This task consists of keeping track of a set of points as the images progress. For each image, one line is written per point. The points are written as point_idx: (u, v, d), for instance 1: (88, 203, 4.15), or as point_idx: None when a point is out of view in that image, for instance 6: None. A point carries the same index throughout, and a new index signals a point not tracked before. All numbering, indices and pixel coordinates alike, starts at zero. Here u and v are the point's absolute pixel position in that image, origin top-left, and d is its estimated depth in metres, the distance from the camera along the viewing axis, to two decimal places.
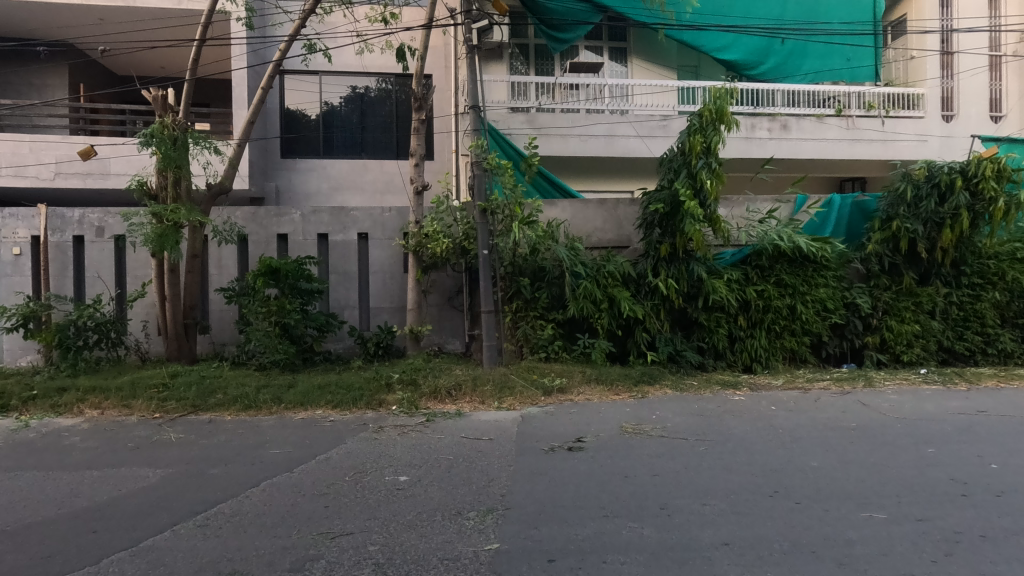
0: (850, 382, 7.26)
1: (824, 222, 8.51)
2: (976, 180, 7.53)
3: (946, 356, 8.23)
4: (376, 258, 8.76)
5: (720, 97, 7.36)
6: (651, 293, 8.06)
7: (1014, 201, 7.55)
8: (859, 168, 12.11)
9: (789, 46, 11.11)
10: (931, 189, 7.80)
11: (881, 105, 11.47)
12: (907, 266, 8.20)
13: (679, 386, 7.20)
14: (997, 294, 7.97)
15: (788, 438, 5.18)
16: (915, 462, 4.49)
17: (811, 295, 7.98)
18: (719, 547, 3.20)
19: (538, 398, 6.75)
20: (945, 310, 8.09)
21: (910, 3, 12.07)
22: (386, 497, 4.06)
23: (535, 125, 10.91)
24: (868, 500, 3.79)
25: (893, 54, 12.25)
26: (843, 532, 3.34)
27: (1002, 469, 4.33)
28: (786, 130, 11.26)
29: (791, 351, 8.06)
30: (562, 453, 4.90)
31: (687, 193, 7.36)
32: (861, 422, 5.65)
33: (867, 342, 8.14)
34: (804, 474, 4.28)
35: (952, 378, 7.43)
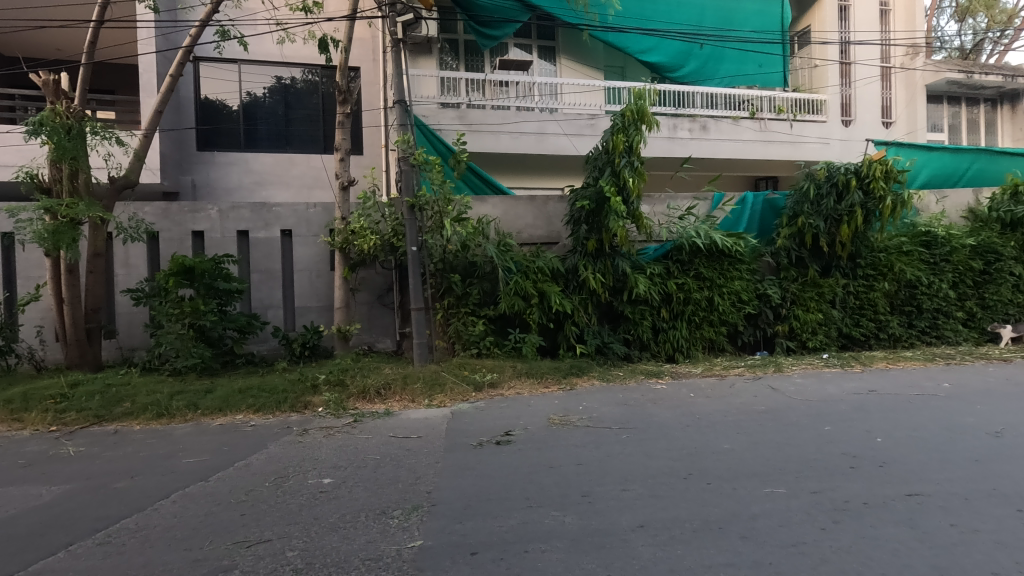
0: (762, 368, 7.79)
1: (738, 218, 9.08)
2: (868, 180, 8.23)
3: (845, 342, 8.98)
4: (301, 256, 8.45)
5: (641, 98, 7.66)
6: (579, 287, 8.28)
7: (900, 199, 8.33)
8: (771, 168, 12.95)
9: (708, 51, 11.67)
10: (830, 188, 8.46)
11: (790, 109, 12.32)
12: (812, 259, 8.86)
13: (606, 377, 7.46)
14: (887, 284, 8.77)
15: (704, 423, 5.49)
16: (814, 440, 4.88)
17: (727, 287, 8.47)
18: (636, 529, 3.36)
19: (470, 394, 6.77)
20: (844, 299, 8.82)
21: (813, 14, 13.02)
22: (308, 500, 3.96)
23: (466, 120, 10.86)
24: (771, 476, 4.09)
25: (800, 62, 13.19)
26: (748, 508, 3.59)
27: (886, 442, 4.79)
28: (705, 131, 11.86)
29: (710, 340, 8.53)
30: (490, 448, 4.96)
31: (611, 190, 7.61)
32: (770, 405, 6.07)
33: (777, 331, 8.76)
34: (716, 456, 4.56)
35: (850, 362, 8.13)
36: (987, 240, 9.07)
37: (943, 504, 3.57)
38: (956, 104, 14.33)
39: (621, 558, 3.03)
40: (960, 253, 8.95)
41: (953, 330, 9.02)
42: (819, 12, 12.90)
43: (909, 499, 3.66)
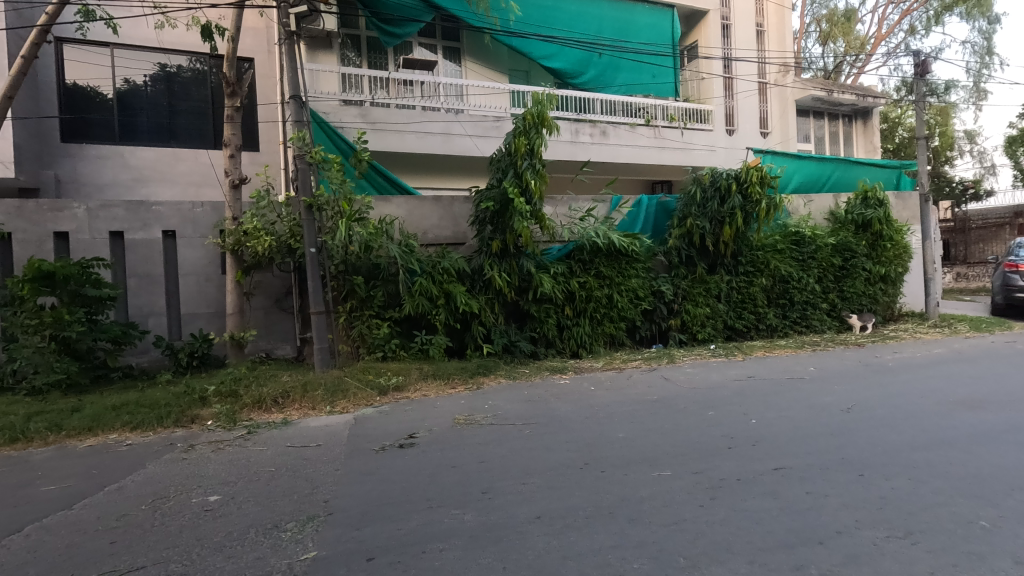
0: (657, 360, 8.30)
1: (634, 220, 9.64)
2: (746, 185, 9.01)
3: (731, 333, 9.78)
4: (186, 258, 7.84)
5: (540, 102, 7.89)
6: (485, 287, 8.36)
7: (773, 203, 9.19)
8: (665, 172, 13.84)
9: (606, 60, 12.25)
10: (714, 192, 9.18)
11: (680, 118, 13.19)
12: (700, 257, 9.56)
13: (512, 375, 7.60)
14: (764, 280, 9.67)
15: (602, 414, 5.76)
16: (700, 424, 5.28)
17: (625, 285, 8.93)
18: (532, 520, 3.46)
19: (374, 399, 6.62)
20: (728, 294, 9.60)
21: (699, 31, 14.00)
22: (190, 520, 3.69)
23: (368, 119, 10.57)
24: (660, 460, 4.39)
25: (689, 75, 14.13)
26: (637, 492, 3.82)
27: (759, 422, 5.29)
28: (605, 137, 12.42)
29: (610, 335, 8.94)
30: (393, 451, 4.88)
31: (514, 191, 7.76)
32: (661, 395, 6.49)
33: (671, 325, 9.37)
34: (611, 444, 4.80)
35: (733, 351, 8.88)
36: (844, 240, 10.26)
37: (801, 474, 4.02)
38: (820, 118, 16.06)
39: (517, 550, 3.11)
40: (823, 251, 10.05)
41: (819, 320, 10.10)
42: (705, 29, 13.88)
43: (775, 472, 4.07)
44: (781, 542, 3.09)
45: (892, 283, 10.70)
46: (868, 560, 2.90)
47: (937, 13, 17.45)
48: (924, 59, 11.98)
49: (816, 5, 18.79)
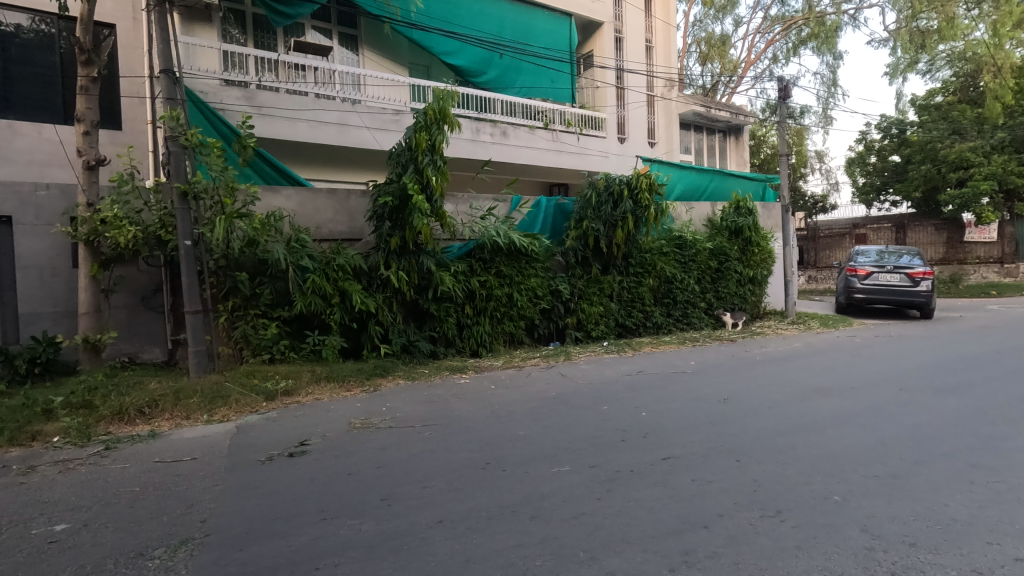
0: (554, 358, 8.52)
1: (533, 220, 9.85)
2: (637, 191, 9.55)
3: (622, 330, 10.31)
4: (27, 249, 6.74)
5: (443, 98, 7.77)
6: (383, 285, 8.09)
7: (660, 208, 9.83)
8: (562, 175, 14.27)
9: (507, 61, 12.43)
10: (608, 196, 9.63)
11: (576, 123, 13.68)
12: (595, 258, 9.96)
13: (411, 375, 7.42)
14: (652, 280, 10.32)
15: (502, 413, 5.78)
16: (595, 419, 5.49)
17: (524, 284, 9.08)
18: (434, 525, 3.37)
19: (260, 405, 6.12)
20: (620, 294, 10.12)
21: (594, 41, 14.61)
22: (30, 556, 3.15)
23: (254, 103, 9.78)
24: (558, 456, 4.49)
25: (585, 82, 14.63)
26: (538, 488, 3.87)
27: (648, 415, 5.61)
28: (505, 137, 12.54)
29: (510, 333, 9.05)
30: (282, 461, 4.53)
31: (414, 187, 7.57)
32: (559, 391, 6.66)
33: (567, 323, 9.69)
34: (511, 443, 4.84)
35: (624, 347, 9.37)
36: (719, 245, 11.24)
37: (686, 462, 4.31)
38: (700, 132, 17.44)
39: (418, 558, 3.01)
40: (702, 254, 10.92)
41: (699, 318, 10.96)
42: (599, 40, 14.51)
43: (664, 462, 4.32)
44: (671, 529, 3.28)
45: (759, 285, 11.89)
46: (746, 539, 3.16)
47: (795, 45, 19.70)
48: (786, 84, 13.43)
49: (696, 28, 20.40)
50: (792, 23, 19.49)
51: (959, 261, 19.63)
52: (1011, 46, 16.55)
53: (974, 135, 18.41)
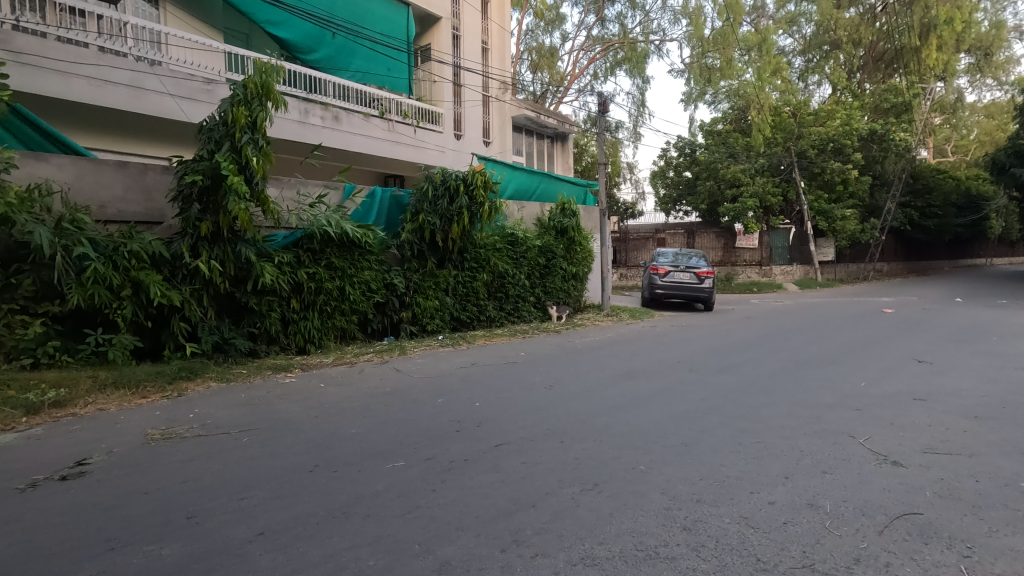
0: (388, 353, 8.34)
1: (367, 211, 9.53)
2: (473, 187, 9.75)
3: (457, 324, 10.47)
4: None
5: (266, 72, 7.09)
6: (190, 277, 7.12)
7: (494, 205, 10.16)
8: (398, 166, 13.97)
9: (339, 42, 11.79)
10: (445, 190, 9.70)
11: (413, 116, 13.52)
12: (431, 252, 9.93)
13: (225, 376, 6.66)
14: (486, 274, 10.63)
15: (332, 412, 5.48)
16: (430, 412, 5.49)
17: (357, 277, 8.70)
18: (254, 539, 3.07)
19: (20, 422, 4.99)
20: (455, 287, 10.25)
21: (431, 34, 14.49)
22: None
23: (9, 47, 7.86)
24: (393, 452, 4.41)
25: (422, 74, 14.50)
26: (372, 486, 3.76)
27: (482, 405, 5.78)
28: (337, 122, 11.88)
29: (341, 329, 8.62)
30: (51, 487, 3.73)
31: (230, 166, 6.77)
32: (393, 386, 6.51)
33: (402, 317, 9.55)
34: (343, 442, 4.62)
35: (459, 341, 9.51)
36: (547, 243, 12.00)
37: (517, 447, 4.54)
38: (530, 135, 18.40)
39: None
40: (531, 251, 11.56)
41: (528, 310, 11.59)
42: (437, 34, 14.44)
43: (496, 449, 4.50)
44: (503, 511, 3.44)
45: (580, 280, 12.98)
46: (568, 513, 3.44)
47: (612, 66, 21.81)
48: (604, 99, 14.83)
49: (528, 37, 21.48)
50: (610, 46, 21.55)
51: (731, 263, 23.62)
52: (770, 90, 20.38)
53: (743, 159, 22.41)
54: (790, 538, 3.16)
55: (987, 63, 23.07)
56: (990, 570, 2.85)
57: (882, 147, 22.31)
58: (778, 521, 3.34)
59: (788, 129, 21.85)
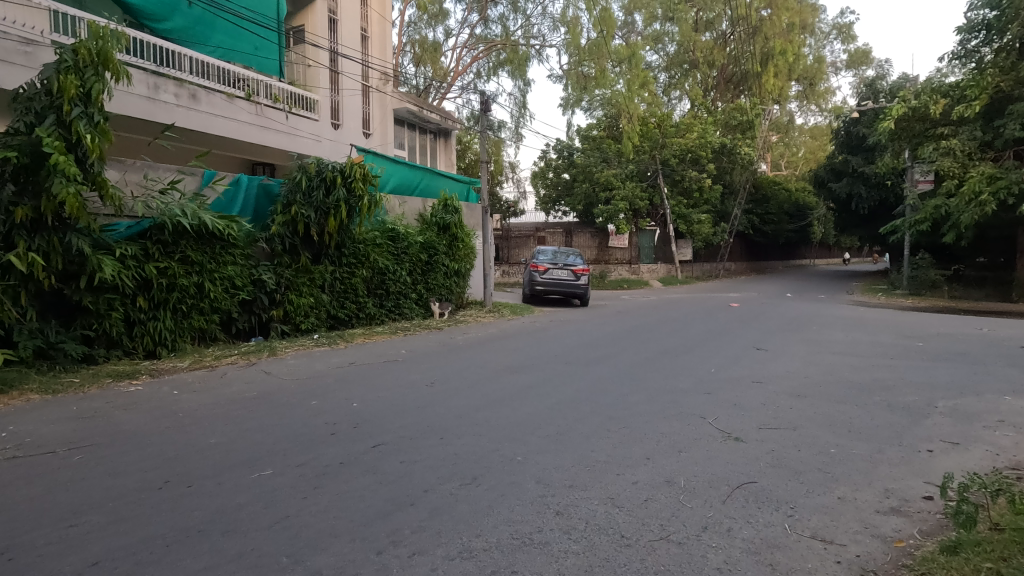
0: (256, 354, 7.74)
1: (231, 201, 8.79)
2: (350, 180, 9.35)
3: (333, 322, 9.99)
4: None
5: (102, 38, 6.21)
6: (4, 272, 6.06)
7: (374, 199, 9.81)
8: (266, 153, 12.98)
9: (197, 13, 10.65)
10: (320, 182, 9.21)
11: (284, 100, 12.62)
12: (304, 247, 9.37)
13: (51, 387, 5.74)
14: (365, 271, 10.24)
15: (188, 421, 4.96)
16: (302, 416, 5.19)
17: (219, 272, 7.95)
18: (86, 570, 2.70)
19: None
20: (331, 284, 9.77)
21: (305, 15, 13.62)
22: None
23: None
24: (259, 460, 4.10)
25: (295, 57, 13.63)
26: (233, 499, 3.47)
27: (360, 405, 5.58)
28: (195, 101, 10.78)
29: (200, 330, 7.84)
30: None
31: (55, 143, 5.85)
32: (262, 390, 6.06)
33: (272, 316, 8.92)
34: (200, 453, 4.20)
35: (336, 340, 9.10)
36: (429, 239, 11.84)
37: (395, 447, 4.45)
38: (412, 129, 18.05)
39: None
40: (413, 247, 11.34)
41: (410, 308, 11.38)
42: (311, 16, 13.62)
43: (373, 449, 4.38)
44: (379, 513, 3.35)
45: (462, 277, 13.01)
46: (447, 508, 3.45)
47: (495, 66, 22.10)
48: (486, 99, 14.98)
49: (410, 29, 21.05)
50: (492, 46, 21.84)
51: (605, 261, 25.16)
52: (638, 101, 21.82)
53: (615, 164, 23.95)
54: (650, 513, 3.45)
55: (811, 92, 26.86)
56: (807, 525, 3.34)
57: (731, 160, 25.08)
58: (640, 499, 3.64)
59: (654, 139, 23.73)
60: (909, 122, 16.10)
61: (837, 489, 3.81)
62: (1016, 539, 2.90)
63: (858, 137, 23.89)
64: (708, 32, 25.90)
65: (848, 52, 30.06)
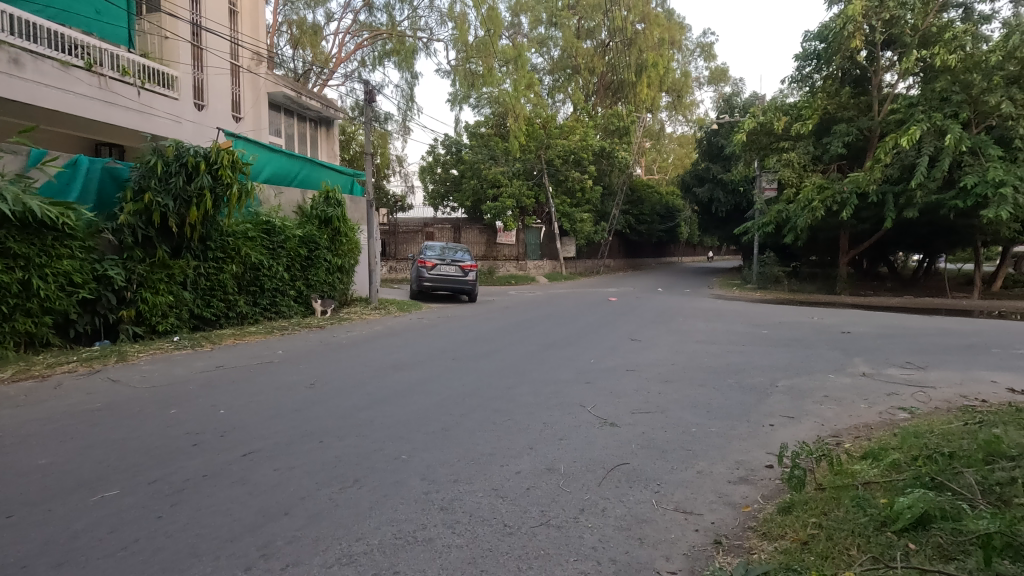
0: (100, 360, 6.83)
1: (67, 184, 7.67)
2: (217, 166, 8.56)
3: (197, 322, 9.08)
4: None
5: None
6: None
7: (245, 188, 9.06)
8: (112, 132, 11.44)
9: None
10: (179, 167, 8.33)
11: (135, 74, 11.21)
12: (160, 239, 8.41)
13: None
14: (235, 266, 9.41)
15: (9, 441, 4.24)
16: (158, 427, 4.66)
17: (53, 268, 6.90)
18: None
19: None
20: (194, 281, 8.87)
21: None
22: None
23: None
24: (102, 481, 3.61)
25: (148, 26, 12.21)
26: (70, 527, 3.03)
27: (228, 412, 5.14)
28: (19, 68, 9.23)
29: (27, 334, 6.76)
30: None
31: None
32: (108, 401, 5.35)
33: (121, 317, 7.93)
34: (24, 478, 3.61)
35: (201, 342, 8.27)
36: (309, 233, 11.18)
37: (268, 454, 4.16)
38: (290, 116, 16.94)
39: None
40: (291, 241, 10.63)
41: (287, 305, 10.67)
42: None
43: (243, 458, 4.06)
44: (249, 525, 3.12)
45: (346, 273, 12.44)
46: (326, 514, 3.29)
47: (380, 55, 21.32)
48: (371, 89, 14.44)
49: (287, 8, 19.71)
50: (378, 35, 21.15)
51: (493, 257, 25.55)
52: (524, 101, 22.37)
53: (502, 162, 24.40)
54: (532, 501, 3.55)
55: (679, 103, 29.24)
56: (672, 499, 3.65)
57: (610, 163, 26.59)
58: (523, 487, 3.75)
59: (539, 139, 24.44)
60: (758, 135, 18.18)
61: (696, 464, 4.21)
62: (834, 496, 3.41)
63: (718, 147, 26.52)
64: (589, 40, 27.23)
65: (710, 70, 33.16)
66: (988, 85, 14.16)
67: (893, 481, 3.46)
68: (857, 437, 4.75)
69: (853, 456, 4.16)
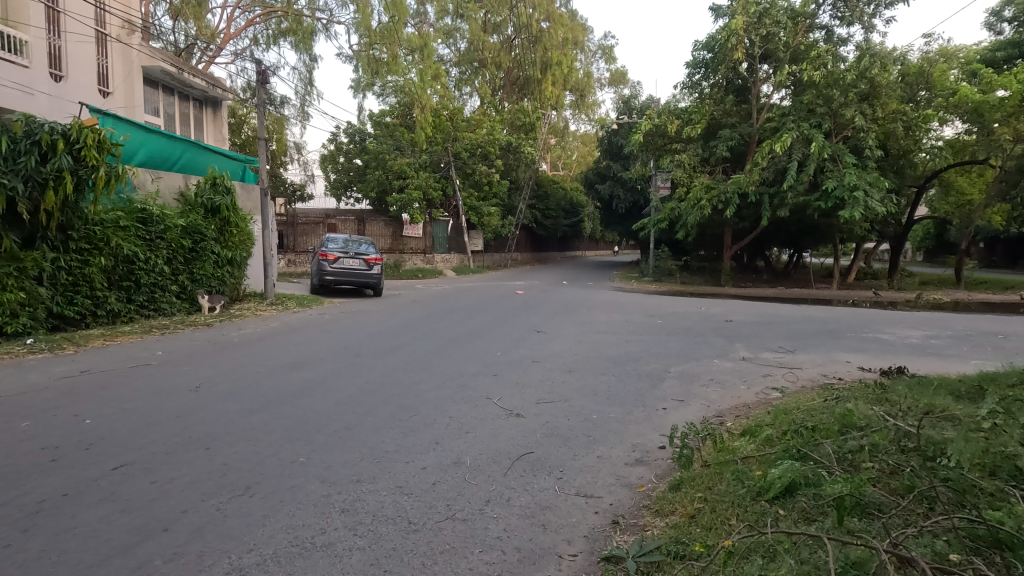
0: None
1: None
2: (78, 146, 7.63)
3: (56, 323, 8.07)
4: None
5: None
6: None
7: (115, 172, 8.02)
8: None
9: None
10: (31, 146, 7.38)
11: None
12: (7, 228, 7.39)
13: None
14: (104, 260, 8.39)
15: None
16: (5, 443, 4.07)
17: None
18: None
19: None
20: (53, 275, 7.89)
21: None
22: None
23: None
24: None
25: None
26: None
27: (96, 421, 4.59)
28: None
29: None
30: None
31: None
32: None
33: None
34: None
35: (60, 344, 7.33)
36: (193, 222, 10.23)
37: (145, 466, 3.77)
38: (170, 94, 15.46)
39: None
40: (173, 232, 9.66)
41: (168, 302, 9.70)
42: None
43: (114, 472, 3.65)
44: (120, 546, 2.81)
45: (238, 267, 11.54)
46: (212, 526, 3.05)
47: (275, 34, 20.00)
48: (263, 70, 13.46)
49: None
50: (271, 12, 19.75)
51: (400, 250, 24.97)
52: (430, 91, 21.96)
53: (408, 152, 23.98)
54: (438, 496, 3.52)
55: (581, 102, 30.20)
56: (574, 485, 3.78)
57: (516, 157, 26.72)
58: (428, 483, 3.71)
59: (446, 131, 24.11)
60: (654, 136, 19.24)
61: (597, 449, 4.40)
62: (717, 471, 3.71)
63: (618, 146, 27.76)
64: (495, 34, 27.24)
65: (610, 71, 34.52)
66: (844, 100, 16.04)
67: (767, 454, 3.83)
68: (738, 416, 5.20)
69: (734, 434, 4.55)
